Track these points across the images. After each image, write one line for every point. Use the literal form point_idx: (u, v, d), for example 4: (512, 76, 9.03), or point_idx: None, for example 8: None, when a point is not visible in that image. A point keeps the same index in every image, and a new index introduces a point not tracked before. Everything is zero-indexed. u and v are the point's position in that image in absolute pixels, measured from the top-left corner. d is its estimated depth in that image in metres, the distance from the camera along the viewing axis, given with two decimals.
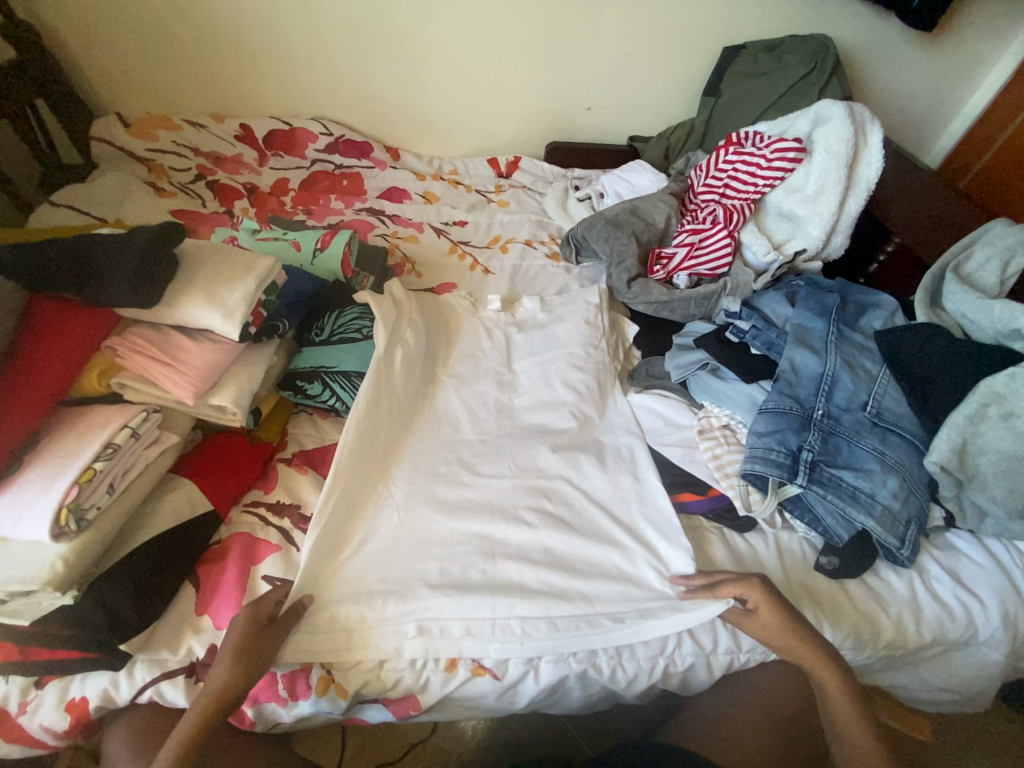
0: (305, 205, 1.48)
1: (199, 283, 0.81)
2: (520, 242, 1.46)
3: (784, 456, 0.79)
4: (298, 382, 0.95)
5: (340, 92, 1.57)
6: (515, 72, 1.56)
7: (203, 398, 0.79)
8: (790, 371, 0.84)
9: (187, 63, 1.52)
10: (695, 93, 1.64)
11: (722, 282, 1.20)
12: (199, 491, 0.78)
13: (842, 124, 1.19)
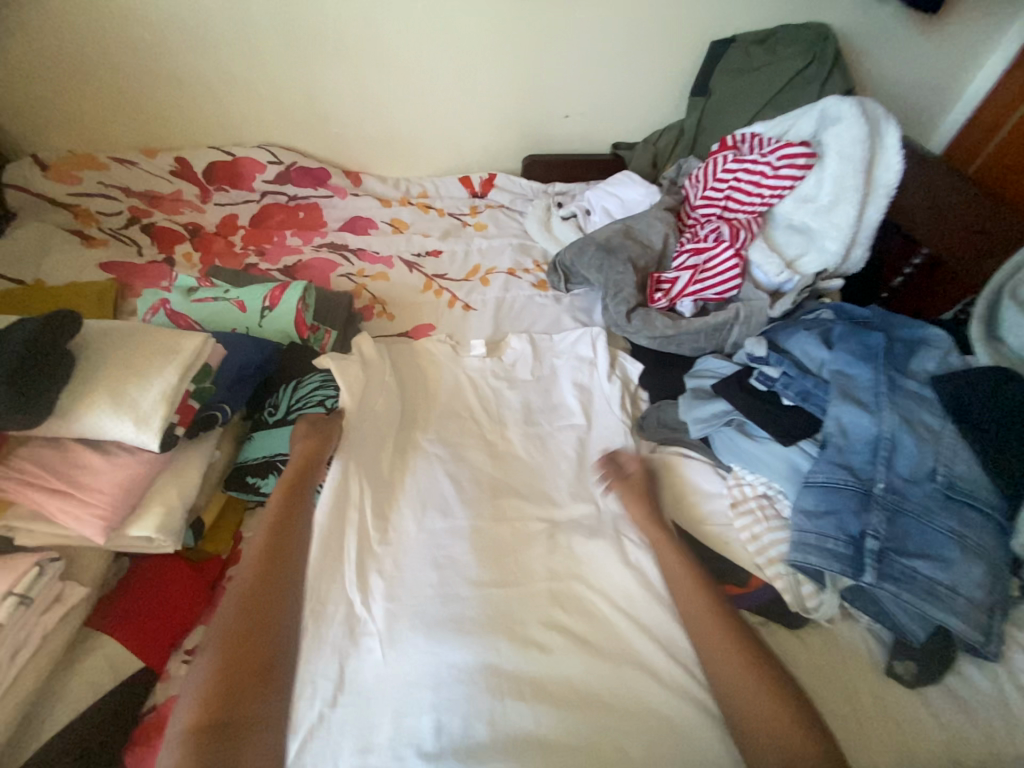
0: (257, 245, 1.30)
1: (105, 381, 0.65)
2: (502, 272, 1.29)
3: (843, 545, 0.65)
4: (249, 478, 0.80)
5: (288, 114, 1.40)
6: (483, 82, 1.40)
7: (120, 531, 0.64)
8: (838, 435, 0.71)
9: (109, 91, 1.33)
10: (682, 92, 1.49)
11: (736, 309, 1.04)
12: (123, 650, 0.64)
13: (855, 124, 1.05)
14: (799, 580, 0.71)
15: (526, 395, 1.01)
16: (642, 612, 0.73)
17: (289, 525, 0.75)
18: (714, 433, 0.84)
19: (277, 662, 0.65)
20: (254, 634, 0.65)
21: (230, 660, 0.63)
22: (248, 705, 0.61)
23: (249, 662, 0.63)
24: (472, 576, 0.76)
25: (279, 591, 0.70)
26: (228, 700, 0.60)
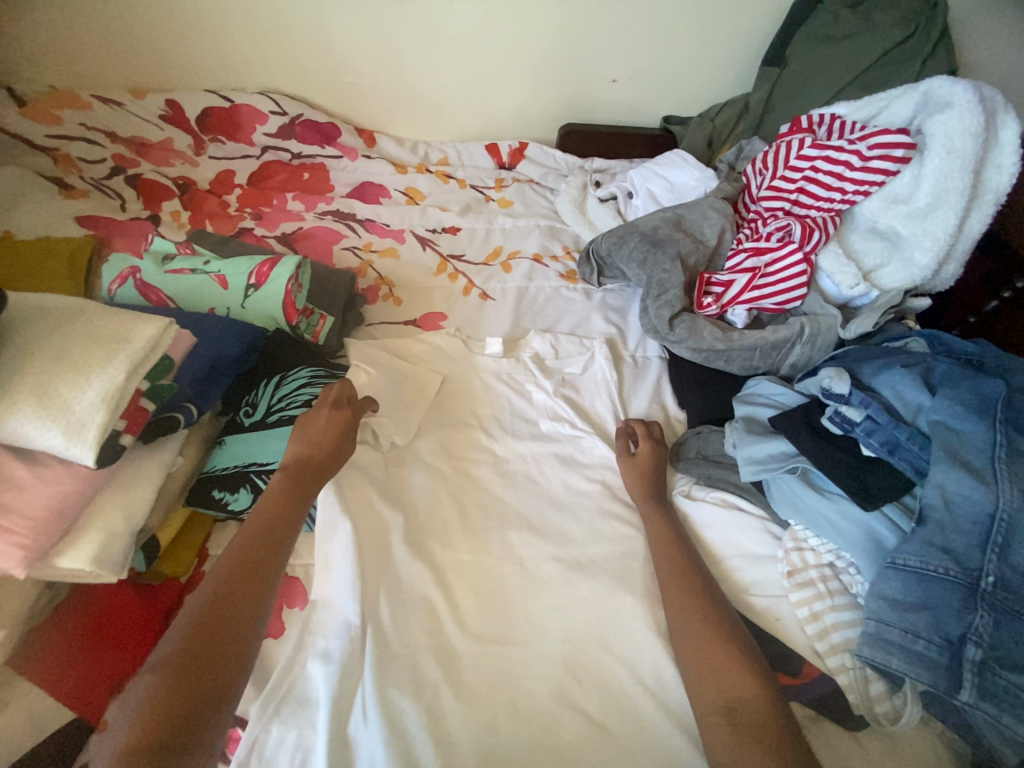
0: (254, 208, 1.15)
1: (33, 376, 0.53)
2: (526, 258, 1.13)
3: (933, 648, 0.54)
4: (214, 492, 0.67)
5: (296, 58, 1.23)
6: (522, 34, 1.21)
7: (46, 561, 0.52)
8: (938, 508, 0.58)
9: (94, 18, 1.16)
10: (750, 61, 1.29)
11: (800, 325, 0.88)
12: (48, 699, 0.53)
13: (971, 112, 0.86)
14: (868, 676, 0.59)
15: (551, 407, 0.86)
16: (669, 695, 0.61)
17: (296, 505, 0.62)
18: (770, 479, 0.70)
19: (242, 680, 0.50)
20: (234, 624, 0.51)
21: (185, 682, 0.47)
22: (201, 722, 0.46)
23: (217, 660, 0.49)
24: (471, 628, 0.64)
25: (261, 597, 0.54)
26: (186, 700, 0.46)
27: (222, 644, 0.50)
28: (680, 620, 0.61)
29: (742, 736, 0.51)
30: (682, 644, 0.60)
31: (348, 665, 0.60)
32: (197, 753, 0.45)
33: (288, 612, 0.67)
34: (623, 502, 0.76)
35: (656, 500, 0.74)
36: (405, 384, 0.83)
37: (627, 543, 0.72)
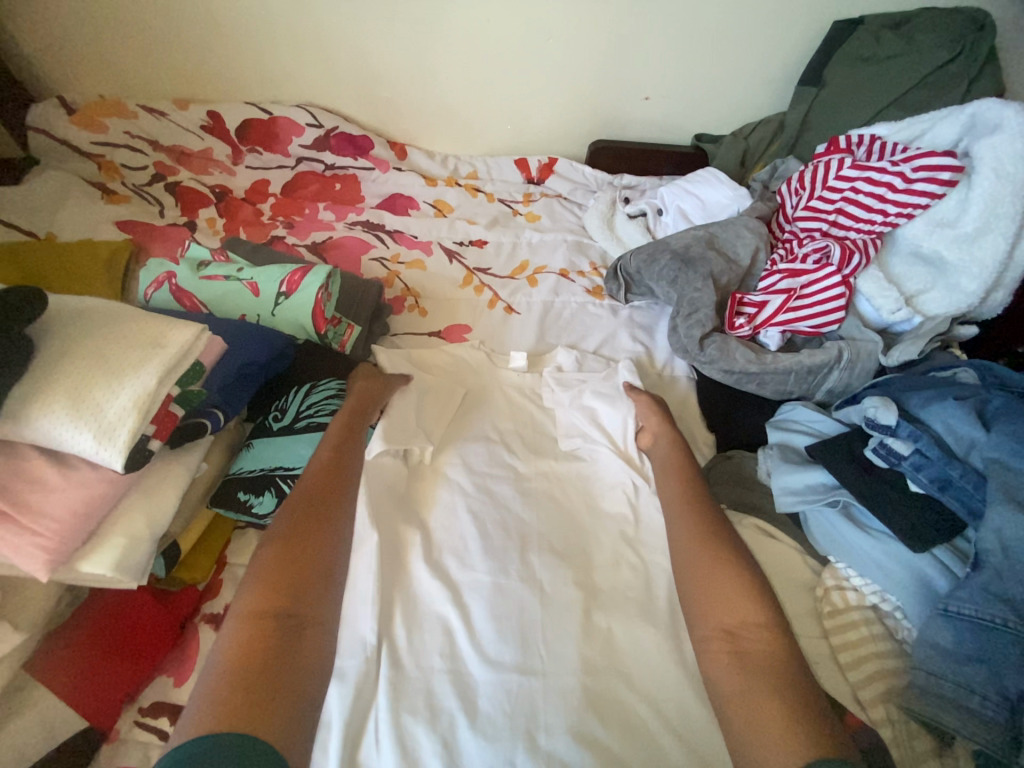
0: (286, 217, 1.17)
1: (68, 378, 0.53)
2: (553, 273, 1.12)
3: (993, 707, 0.50)
4: (240, 494, 0.67)
5: (334, 72, 1.25)
6: (556, 52, 1.22)
7: (69, 565, 0.52)
8: (998, 553, 0.54)
9: (145, 34, 1.21)
10: (786, 81, 1.27)
11: (838, 350, 0.85)
12: (61, 706, 0.52)
13: (1023, 136, 0.83)
14: (915, 732, 0.54)
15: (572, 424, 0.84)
16: (698, 739, 0.57)
17: (347, 453, 0.72)
18: (808, 510, 0.67)
19: (336, 567, 0.62)
20: (313, 545, 0.62)
21: (289, 569, 0.60)
22: (308, 594, 0.59)
23: (305, 572, 0.60)
24: (489, 654, 0.61)
25: (337, 506, 0.66)
26: (289, 598, 0.58)
27: (313, 540, 0.62)
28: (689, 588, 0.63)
29: (740, 662, 0.55)
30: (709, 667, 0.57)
31: (363, 687, 0.58)
32: (310, 614, 0.58)
33: None
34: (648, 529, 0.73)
35: (689, 503, 0.70)
36: (430, 397, 0.83)
37: (654, 573, 0.69)
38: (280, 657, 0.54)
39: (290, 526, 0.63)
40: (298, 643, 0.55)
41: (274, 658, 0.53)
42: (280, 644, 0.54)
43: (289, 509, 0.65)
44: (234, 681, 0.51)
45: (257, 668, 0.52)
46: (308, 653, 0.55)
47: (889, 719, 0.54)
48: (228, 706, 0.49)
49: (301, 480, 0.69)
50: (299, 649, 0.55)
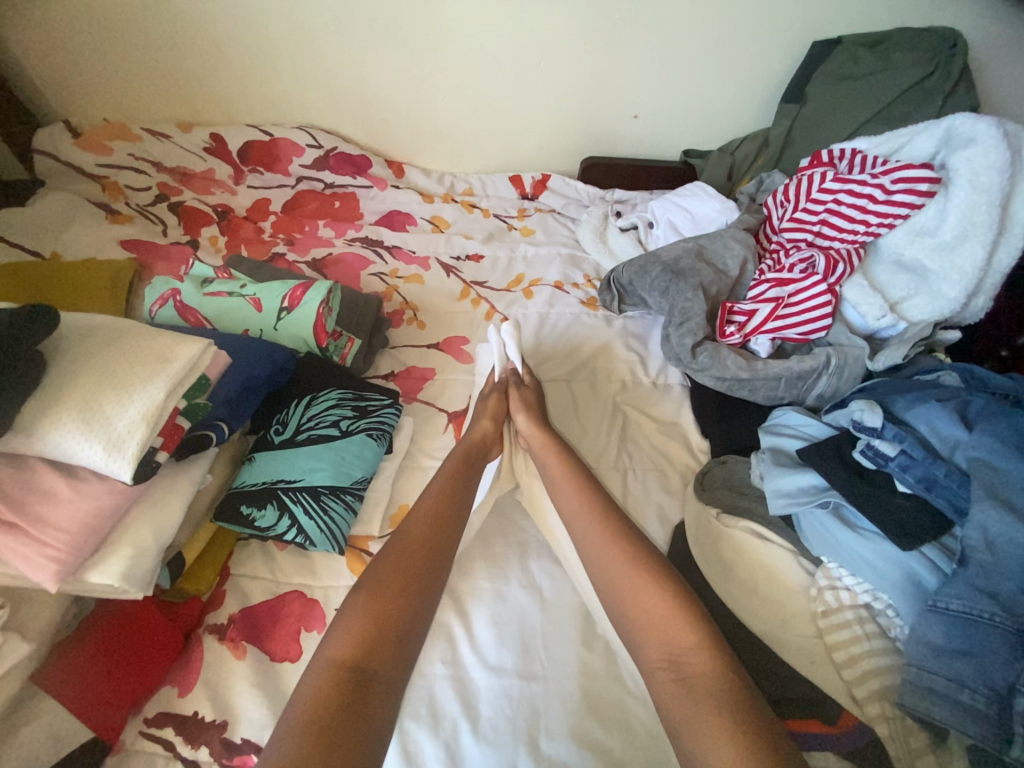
0: (287, 234, 1.20)
1: (79, 391, 0.55)
2: (548, 285, 1.14)
3: (984, 702, 0.51)
4: (242, 507, 0.68)
5: (333, 95, 1.30)
6: (546, 74, 1.27)
7: (77, 576, 0.53)
8: (983, 549, 0.56)
9: (151, 62, 1.26)
10: (768, 99, 1.32)
11: (826, 356, 0.87)
12: (66, 718, 0.53)
13: (996, 149, 0.87)
14: (910, 729, 0.55)
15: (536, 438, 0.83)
16: None
17: (452, 506, 0.69)
18: (800, 512, 0.68)
19: (420, 623, 0.59)
20: (403, 597, 0.59)
21: (380, 617, 0.57)
22: (386, 649, 0.55)
23: (390, 622, 0.57)
24: (490, 660, 0.62)
25: (434, 555, 0.63)
26: (370, 648, 0.55)
27: (404, 588, 0.60)
28: (635, 597, 0.61)
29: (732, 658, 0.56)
30: (680, 669, 0.55)
31: None
32: (384, 673, 0.54)
33: (304, 637, 0.64)
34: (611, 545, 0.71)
35: None
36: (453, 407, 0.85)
37: None
38: (347, 713, 0.50)
39: (388, 570, 0.61)
40: (367, 705, 0.51)
41: (341, 715, 0.49)
42: (352, 700, 0.51)
43: (389, 551, 0.63)
44: (304, 728, 0.48)
45: (324, 719, 0.49)
46: (375, 716, 0.51)
47: (882, 716, 0.56)
48: (295, 757, 0.46)
49: (407, 519, 0.67)
50: (366, 709, 0.51)
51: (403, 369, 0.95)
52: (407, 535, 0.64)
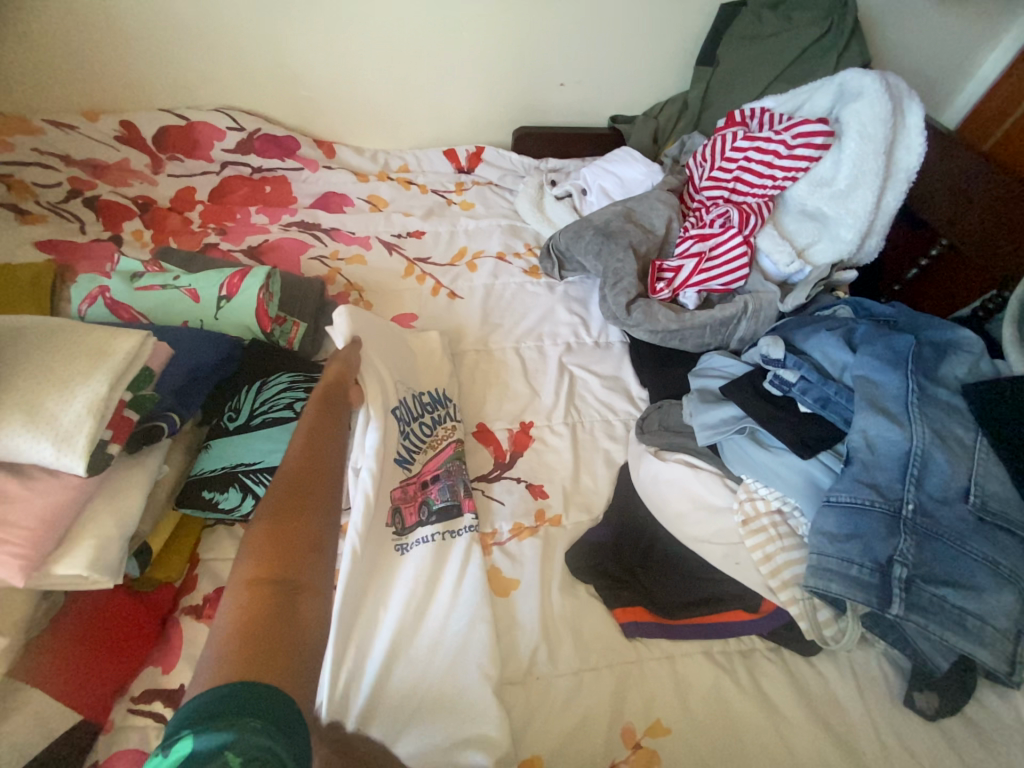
0: (218, 223, 1.16)
1: (18, 391, 0.55)
2: (490, 257, 1.18)
3: (868, 573, 0.61)
4: (205, 493, 0.70)
5: (249, 74, 1.25)
6: (469, 44, 1.27)
7: (44, 571, 0.54)
8: (864, 449, 0.67)
9: (40, 44, 1.16)
10: (685, 62, 1.37)
11: (744, 303, 0.96)
12: (53, 706, 0.55)
13: (878, 102, 0.96)
14: (816, 606, 0.66)
15: (401, 393, 0.82)
16: (649, 645, 0.67)
17: (327, 438, 0.66)
18: (723, 440, 0.77)
19: (330, 532, 0.57)
20: (307, 514, 0.56)
21: (289, 529, 0.53)
22: (306, 557, 0.52)
23: (302, 533, 0.54)
24: None
25: (328, 473, 0.62)
26: (286, 560, 0.51)
27: (305, 502, 0.57)
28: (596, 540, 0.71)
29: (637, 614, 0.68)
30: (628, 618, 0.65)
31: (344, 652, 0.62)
32: (307, 580, 0.51)
33: None
34: (429, 503, 0.74)
35: None
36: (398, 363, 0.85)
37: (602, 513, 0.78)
38: (280, 621, 0.47)
39: (278, 495, 0.56)
40: (298, 610, 0.48)
41: (274, 627, 0.46)
42: (278, 610, 0.47)
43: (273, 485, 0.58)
44: (234, 651, 0.43)
45: (254, 635, 0.44)
46: (307, 620, 0.48)
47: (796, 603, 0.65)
48: (232, 672, 0.41)
49: (289, 448, 0.64)
50: (297, 614, 0.48)
51: None
52: (296, 460, 0.62)
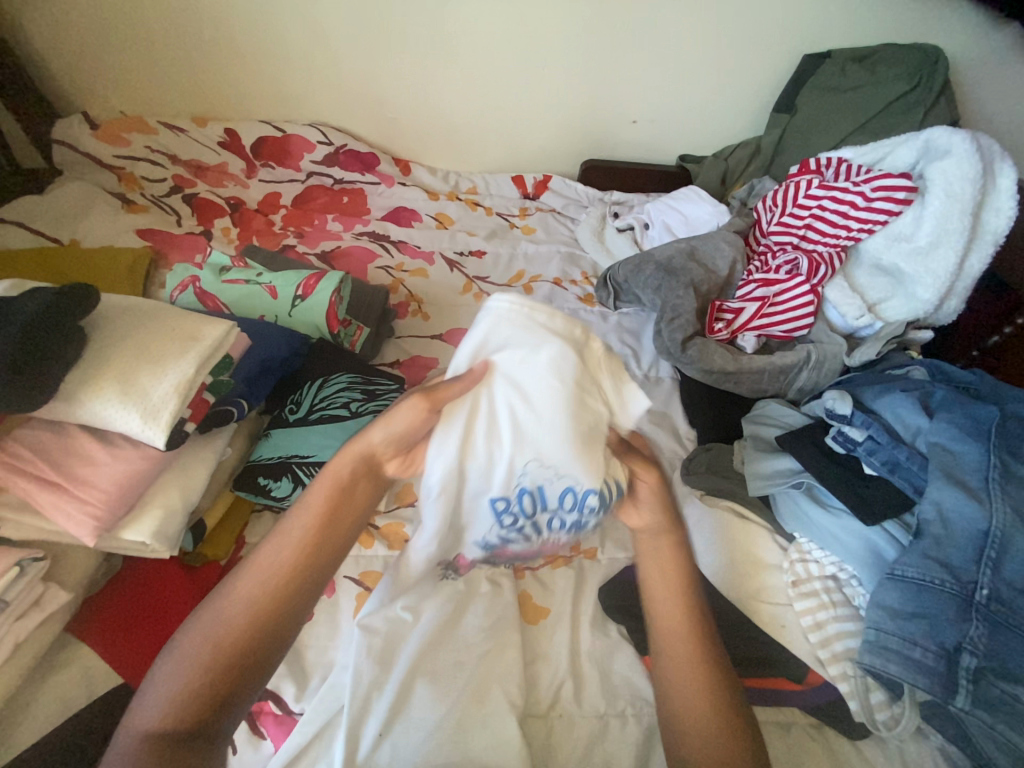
0: (297, 227, 1.25)
1: (117, 363, 0.60)
2: (547, 281, 1.19)
3: (932, 658, 0.56)
4: (260, 479, 0.73)
5: (343, 95, 1.35)
6: (548, 80, 1.32)
7: (112, 533, 0.58)
8: (936, 523, 0.62)
9: (168, 58, 1.30)
10: (761, 109, 1.38)
11: (806, 351, 0.94)
12: (101, 663, 0.58)
13: (968, 161, 0.93)
14: (868, 685, 0.61)
15: (521, 484, 0.55)
16: None
17: (306, 557, 0.49)
18: (778, 492, 0.74)
19: (250, 702, 0.45)
20: (229, 674, 0.44)
21: (196, 695, 0.43)
22: (206, 736, 0.43)
23: (212, 699, 0.43)
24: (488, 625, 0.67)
25: (281, 615, 0.47)
26: (179, 737, 0.42)
27: (234, 655, 0.45)
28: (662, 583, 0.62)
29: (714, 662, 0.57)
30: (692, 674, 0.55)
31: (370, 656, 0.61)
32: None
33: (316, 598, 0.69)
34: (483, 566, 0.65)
35: None
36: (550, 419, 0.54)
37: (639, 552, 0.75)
38: None
39: (207, 636, 0.45)
40: None
41: None
42: None
43: (212, 606, 0.47)
44: None
45: None
46: None
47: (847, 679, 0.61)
48: None
49: (259, 550, 0.50)
50: None
51: (408, 358, 1.00)
52: (255, 578, 0.48)
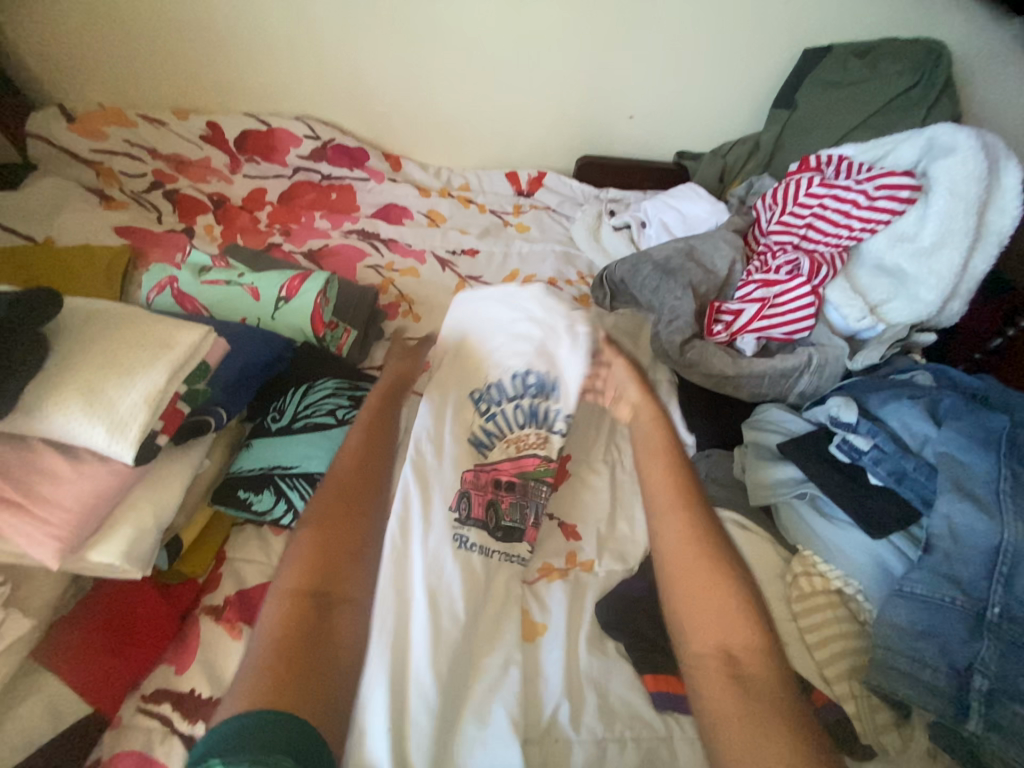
0: (283, 225, 1.20)
1: (83, 373, 0.56)
2: (542, 281, 1.16)
3: (943, 678, 0.54)
4: (240, 492, 0.69)
5: (330, 88, 1.30)
6: (542, 72, 1.28)
7: (79, 554, 0.54)
8: (944, 538, 0.60)
9: (147, 47, 1.25)
10: (760, 104, 1.35)
11: (807, 355, 0.91)
12: (67, 693, 0.55)
13: (974, 159, 0.90)
14: (876, 707, 0.58)
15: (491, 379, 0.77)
16: (680, 720, 0.61)
17: (374, 449, 0.71)
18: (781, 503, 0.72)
19: (358, 570, 0.61)
20: (342, 540, 0.62)
21: (321, 556, 0.61)
22: (344, 572, 0.61)
23: (338, 550, 0.62)
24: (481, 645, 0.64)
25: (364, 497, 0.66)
26: (324, 576, 0.60)
27: (341, 528, 0.63)
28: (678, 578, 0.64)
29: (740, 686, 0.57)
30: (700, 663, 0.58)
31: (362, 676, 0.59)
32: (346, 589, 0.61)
33: None
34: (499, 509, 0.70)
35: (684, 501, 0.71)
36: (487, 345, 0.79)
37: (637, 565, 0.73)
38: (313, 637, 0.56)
39: (321, 512, 0.65)
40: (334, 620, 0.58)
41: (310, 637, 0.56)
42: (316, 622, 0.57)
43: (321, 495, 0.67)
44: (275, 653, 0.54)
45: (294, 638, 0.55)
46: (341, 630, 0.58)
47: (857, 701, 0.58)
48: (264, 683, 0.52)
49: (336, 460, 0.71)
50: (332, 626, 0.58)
51: None
52: (340, 479, 0.68)
